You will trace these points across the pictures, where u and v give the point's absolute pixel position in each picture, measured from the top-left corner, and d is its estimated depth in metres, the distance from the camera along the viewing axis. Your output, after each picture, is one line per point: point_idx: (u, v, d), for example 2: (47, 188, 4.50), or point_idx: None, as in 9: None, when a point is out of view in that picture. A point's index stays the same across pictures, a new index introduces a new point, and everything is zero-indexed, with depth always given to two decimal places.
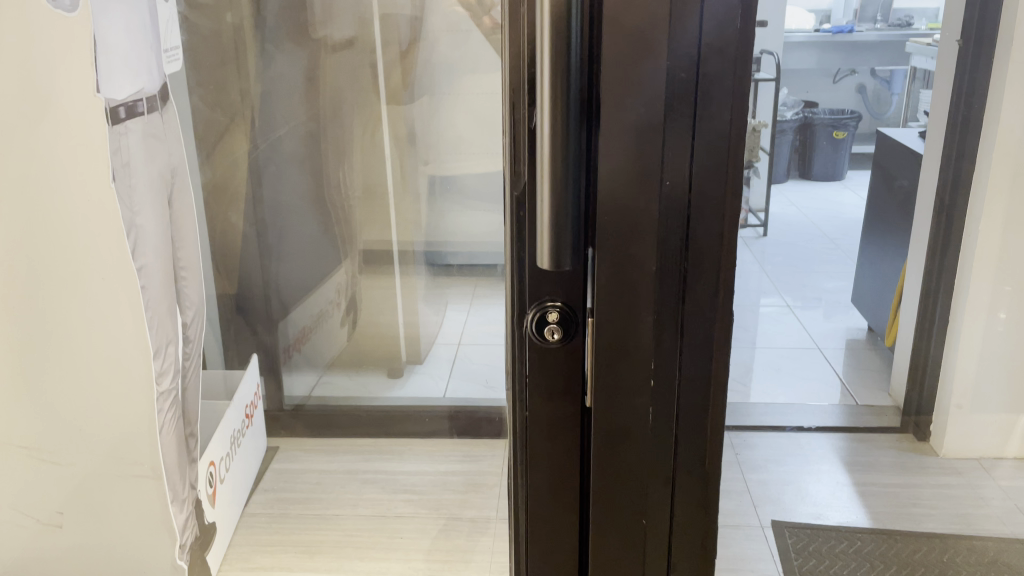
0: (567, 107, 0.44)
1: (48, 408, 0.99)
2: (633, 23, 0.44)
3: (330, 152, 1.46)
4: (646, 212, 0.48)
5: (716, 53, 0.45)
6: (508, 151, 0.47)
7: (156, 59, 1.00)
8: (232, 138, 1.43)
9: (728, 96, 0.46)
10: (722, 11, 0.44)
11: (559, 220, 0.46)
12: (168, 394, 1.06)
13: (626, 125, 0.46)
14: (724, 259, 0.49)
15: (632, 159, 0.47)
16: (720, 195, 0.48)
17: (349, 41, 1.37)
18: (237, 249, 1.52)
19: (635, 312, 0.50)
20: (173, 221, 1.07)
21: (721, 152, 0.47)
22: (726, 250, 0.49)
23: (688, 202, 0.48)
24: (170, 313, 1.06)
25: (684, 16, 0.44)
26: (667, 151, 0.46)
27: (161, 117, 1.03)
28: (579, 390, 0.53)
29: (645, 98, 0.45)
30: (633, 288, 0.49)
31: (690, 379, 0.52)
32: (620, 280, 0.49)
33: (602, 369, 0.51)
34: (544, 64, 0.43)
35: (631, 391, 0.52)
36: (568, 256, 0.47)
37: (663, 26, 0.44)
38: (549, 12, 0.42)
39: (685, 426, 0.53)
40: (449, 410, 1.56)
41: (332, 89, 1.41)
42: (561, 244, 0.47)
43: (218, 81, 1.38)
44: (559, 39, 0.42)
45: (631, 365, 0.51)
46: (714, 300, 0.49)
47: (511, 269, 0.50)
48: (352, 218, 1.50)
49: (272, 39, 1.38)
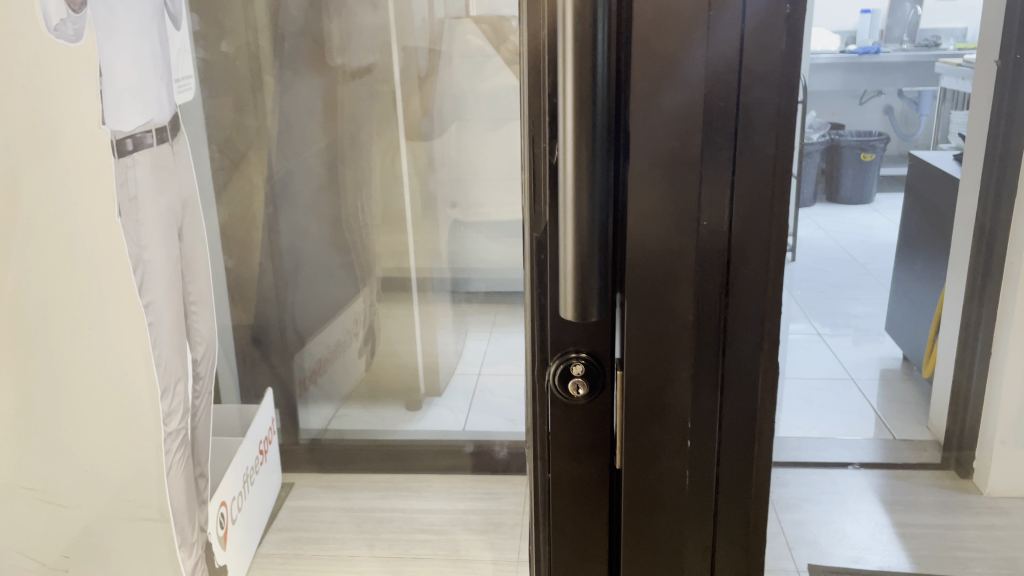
0: (593, 139, 0.39)
1: (61, 444, 0.93)
2: (666, 47, 0.39)
3: (348, 179, 1.42)
4: (682, 258, 0.42)
5: (762, 80, 0.40)
6: (529, 187, 0.44)
7: (165, 92, 0.99)
8: (248, 168, 1.40)
9: (772, 127, 0.40)
10: (766, 33, 0.39)
11: (585, 263, 0.41)
12: (178, 434, 1.03)
13: (659, 160, 0.41)
14: (770, 308, 0.43)
15: (665, 198, 0.41)
16: (765, 237, 0.42)
17: (369, 68, 1.35)
18: (251, 281, 1.48)
19: (671, 367, 0.44)
20: (184, 253, 1.04)
21: (766, 189, 0.41)
22: (774, 301, 0.43)
23: (731, 245, 0.42)
24: (179, 349, 1.03)
25: (724, 40, 0.39)
26: (706, 189, 0.41)
27: (172, 149, 1.00)
28: (606, 452, 0.47)
29: (680, 130, 0.40)
30: (668, 339, 0.44)
31: (735, 446, 0.45)
32: (654, 330, 0.44)
33: (633, 432, 0.46)
34: (566, 92, 0.38)
35: (664, 452, 0.46)
36: (595, 305, 0.42)
37: (699, 53, 0.39)
38: (572, 36, 0.38)
39: (726, 493, 0.47)
40: (467, 444, 1.52)
41: (349, 114, 1.38)
42: (587, 292, 0.41)
43: (234, 116, 1.37)
44: (581, 65, 0.38)
45: (666, 429, 0.45)
46: (758, 355, 0.44)
47: (531, 315, 0.45)
48: (369, 246, 1.47)
49: (291, 65, 1.36)
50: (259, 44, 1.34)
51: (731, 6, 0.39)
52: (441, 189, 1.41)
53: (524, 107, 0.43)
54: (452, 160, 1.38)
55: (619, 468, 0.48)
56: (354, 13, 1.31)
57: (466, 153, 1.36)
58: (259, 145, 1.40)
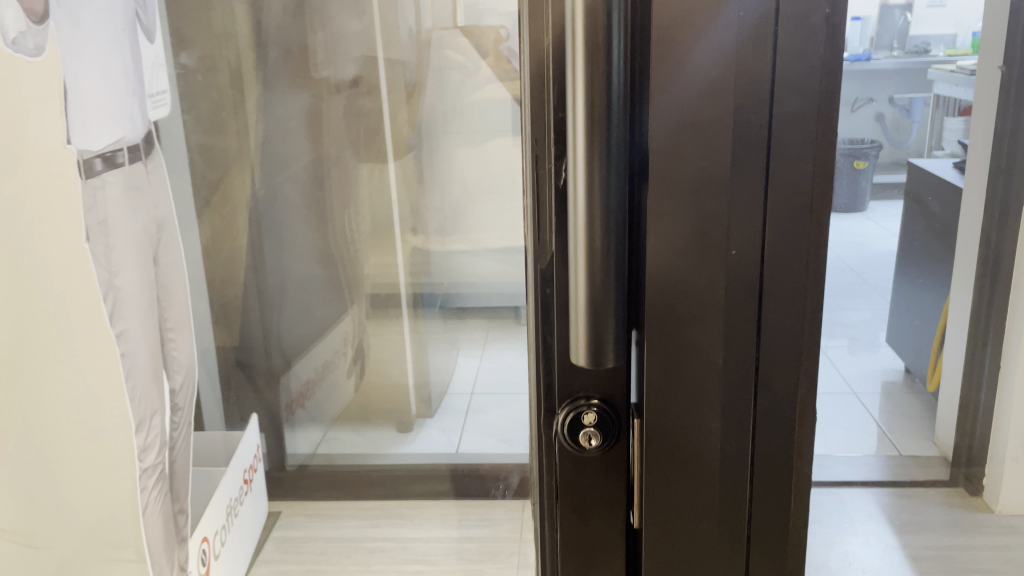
0: (607, 160, 0.34)
1: (42, 463, 0.85)
2: (689, 55, 0.35)
3: (336, 196, 1.37)
4: (706, 294, 0.37)
5: (799, 89, 0.35)
6: (533, 212, 0.39)
7: (137, 108, 0.94)
8: (231, 184, 1.35)
9: (809, 142, 0.35)
10: (803, 36, 0.34)
11: (599, 300, 0.36)
12: (152, 471, 0.96)
13: (680, 184, 0.36)
14: (806, 346, 0.38)
15: (688, 226, 0.37)
16: (801, 266, 0.37)
17: (354, 81, 1.29)
18: (235, 302, 1.42)
19: (696, 414, 0.39)
20: (160, 279, 0.99)
21: (803, 214, 0.36)
22: (811, 340, 0.38)
23: (763, 279, 0.37)
24: (155, 379, 0.97)
25: (756, 44, 0.34)
26: (735, 215, 0.36)
27: (145, 168, 0.95)
28: (622, 508, 0.42)
29: (705, 148, 0.36)
30: (693, 382, 0.39)
31: (769, 503, 0.40)
32: (677, 373, 0.39)
33: (653, 486, 0.41)
34: (578, 107, 0.34)
35: (689, 510, 0.41)
36: (611, 348, 0.37)
37: (729, 61, 0.35)
38: (583, 43, 0.33)
39: (759, 552, 0.41)
40: (449, 470, 1.47)
41: (334, 128, 1.33)
42: (601, 333, 0.37)
43: (216, 132, 1.32)
44: (593, 75, 0.33)
45: (690, 484, 0.40)
46: (794, 399, 0.39)
47: (537, 357, 0.40)
48: (358, 261, 1.41)
49: (273, 78, 1.30)
50: (240, 56, 1.28)
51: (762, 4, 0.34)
52: (431, 205, 1.36)
53: (527, 123, 0.38)
54: (442, 175, 1.33)
55: (636, 526, 0.43)
56: (337, 23, 1.26)
57: (457, 166, 1.32)
58: (242, 160, 1.34)
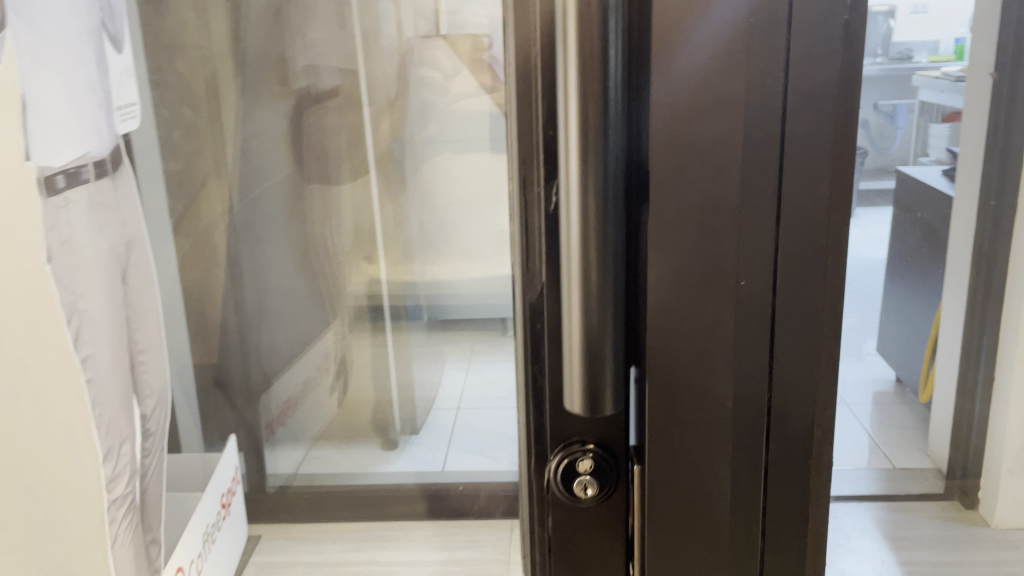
0: (606, 188, 0.31)
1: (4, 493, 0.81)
2: (694, 64, 0.31)
3: (316, 208, 1.34)
4: (713, 330, 0.34)
5: (815, 106, 0.32)
6: (522, 240, 0.36)
7: (104, 122, 0.90)
8: (207, 197, 1.31)
9: (825, 161, 0.32)
10: (817, 49, 0.31)
11: (594, 341, 0.33)
12: (123, 500, 0.92)
13: (683, 211, 0.33)
14: (820, 381, 0.35)
15: (695, 258, 0.33)
16: (816, 297, 0.34)
17: (333, 91, 1.26)
18: (214, 319, 1.37)
19: (702, 460, 0.36)
20: (129, 300, 0.94)
21: (818, 240, 0.33)
22: (823, 375, 0.35)
23: (774, 313, 0.34)
24: (125, 405, 0.92)
25: (767, 56, 0.31)
26: (743, 245, 0.33)
27: (114, 184, 0.91)
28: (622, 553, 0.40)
29: (712, 169, 0.32)
30: (699, 425, 0.35)
31: (781, 548, 0.38)
32: (681, 416, 0.35)
33: (659, 536, 0.37)
34: (570, 129, 0.31)
35: (696, 563, 0.38)
36: (609, 395, 0.34)
37: (737, 73, 0.31)
38: (575, 59, 0.30)
39: None
40: (420, 489, 1.44)
41: (314, 138, 1.29)
42: (598, 375, 0.34)
43: (191, 143, 1.26)
44: (587, 93, 0.30)
45: (696, 534, 0.37)
46: (808, 439, 0.36)
47: (526, 398, 0.37)
48: (339, 272, 1.37)
49: (251, 88, 1.26)
50: (217, 66, 1.24)
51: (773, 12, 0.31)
52: (413, 215, 1.32)
53: (513, 142, 0.35)
54: (426, 186, 1.29)
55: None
56: (318, 31, 1.22)
57: (440, 173, 1.28)
58: (219, 172, 1.30)
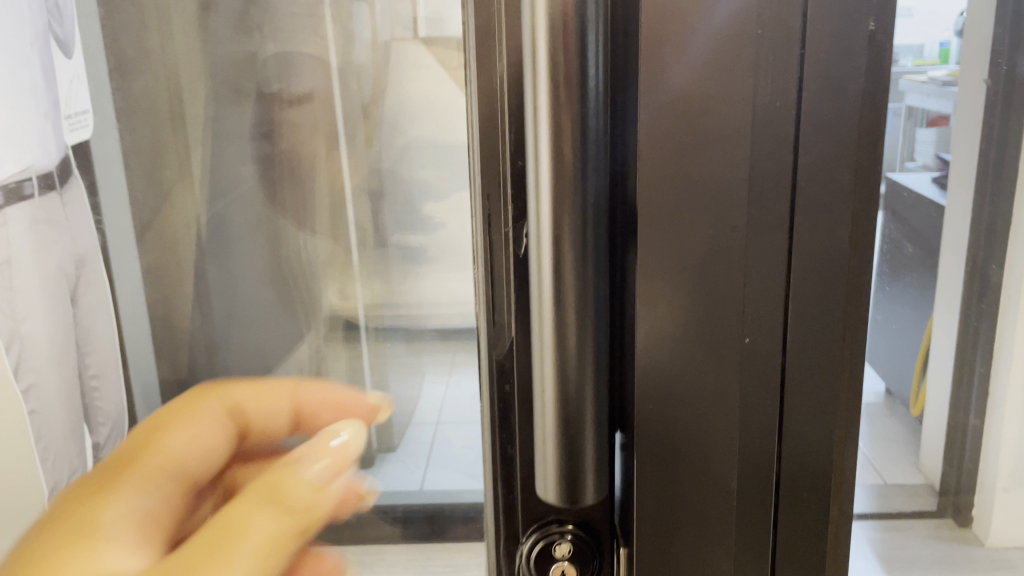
0: (583, 219, 0.41)
1: None
2: (708, 110, 0.42)
3: (290, 215, 1.16)
4: (729, 324, 0.45)
5: (817, 136, 0.42)
6: (489, 285, 0.50)
7: (50, 131, 0.84)
8: (171, 204, 1.17)
9: (823, 183, 0.43)
10: (837, 69, 0.41)
11: (583, 342, 0.42)
12: None
13: (703, 233, 0.44)
14: (838, 351, 0.46)
15: (711, 270, 0.44)
16: (837, 288, 0.45)
17: (305, 95, 1.08)
18: (180, 335, 1.23)
19: (711, 444, 0.47)
20: (78, 321, 0.88)
21: (830, 248, 0.44)
22: (838, 349, 0.46)
23: (785, 304, 0.45)
24: (74, 433, 0.86)
25: (770, 102, 0.42)
26: (751, 258, 0.44)
27: (60, 199, 0.85)
28: (614, 523, 0.53)
29: (723, 204, 0.43)
30: (708, 409, 0.47)
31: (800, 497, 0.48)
32: (689, 405, 0.46)
33: (682, 486, 0.48)
34: (543, 164, 0.40)
35: (707, 532, 0.49)
36: (587, 427, 0.44)
37: (737, 120, 0.42)
38: (547, 73, 0.38)
39: (792, 543, 0.50)
40: (396, 513, 1.16)
41: (291, 139, 1.11)
42: (587, 358, 0.43)
43: (153, 144, 1.14)
44: (556, 139, 0.39)
45: (718, 483, 0.48)
46: (822, 404, 0.47)
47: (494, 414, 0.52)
48: (315, 282, 1.18)
49: (219, 86, 1.10)
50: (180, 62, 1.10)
51: (764, 73, 0.41)
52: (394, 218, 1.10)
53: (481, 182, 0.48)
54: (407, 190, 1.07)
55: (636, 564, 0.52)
56: (289, 28, 1.05)
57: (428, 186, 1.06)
58: (186, 182, 1.16)
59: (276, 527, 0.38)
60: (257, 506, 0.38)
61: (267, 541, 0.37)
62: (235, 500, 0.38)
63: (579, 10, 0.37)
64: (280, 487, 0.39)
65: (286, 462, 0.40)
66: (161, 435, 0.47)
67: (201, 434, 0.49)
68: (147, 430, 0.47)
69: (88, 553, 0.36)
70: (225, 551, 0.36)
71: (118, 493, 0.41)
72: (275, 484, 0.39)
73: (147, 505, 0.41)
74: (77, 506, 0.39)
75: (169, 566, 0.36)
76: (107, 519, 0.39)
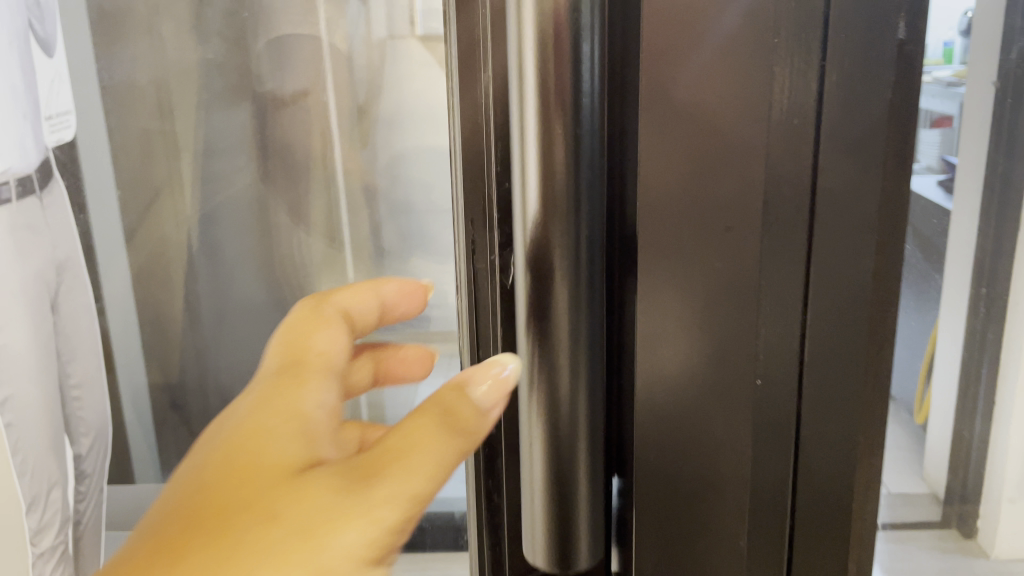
0: (578, 252, 0.35)
1: None
2: (724, 124, 0.34)
3: (283, 217, 1.06)
4: (740, 393, 0.38)
5: (842, 166, 0.34)
6: (473, 304, 0.52)
7: (30, 134, 0.81)
8: (159, 213, 1.07)
9: (862, 214, 0.35)
10: (864, 84, 0.33)
11: (573, 394, 0.37)
12: (53, 552, 0.85)
13: (699, 282, 0.37)
14: (859, 418, 0.39)
15: (713, 327, 0.37)
16: (861, 344, 0.37)
17: (300, 93, 1.00)
18: (173, 349, 1.13)
19: (718, 524, 0.40)
20: (58, 329, 0.85)
21: (860, 291, 0.36)
22: (856, 420, 0.39)
23: (801, 371, 0.37)
24: (54, 446, 0.84)
25: (787, 118, 0.34)
26: (766, 312, 0.36)
27: (41, 203, 0.82)
28: (614, 572, 0.48)
29: (733, 241, 0.35)
30: (715, 484, 0.39)
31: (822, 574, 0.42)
32: (694, 476, 0.40)
33: (677, 563, 0.42)
34: (529, 184, 0.35)
35: None
36: (581, 482, 0.39)
37: (757, 135, 0.33)
38: (537, 81, 0.33)
39: None
40: None
41: (283, 140, 1.03)
42: (572, 412, 0.37)
43: (142, 144, 1.04)
44: (547, 157, 0.34)
45: (714, 569, 0.41)
46: (843, 480, 0.40)
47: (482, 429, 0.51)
48: (308, 283, 1.09)
49: (208, 83, 1.01)
50: (167, 58, 1.00)
51: (780, 91, 0.33)
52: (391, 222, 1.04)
53: (469, 207, 0.51)
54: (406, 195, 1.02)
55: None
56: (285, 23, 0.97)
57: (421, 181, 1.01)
58: (174, 186, 1.07)
59: (443, 448, 0.29)
60: (441, 429, 0.30)
61: (445, 466, 0.29)
62: (417, 414, 0.30)
63: (573, 13, 0.32)
64: (459, 414, 0.30)
65: (460, 379, 0.32)
66: (309, 344, 0.36)
67: (339, 347, 0.37)
68: (292, 336, 0.36)
69: (270, 443, 0.29)
70: (408, 478, 0.28)
71: (291, 395, 0.32)
72: (451, 406, 0.31)
73: (327, 413, 0.32)
74: (251, 412, 0.31)
75: (359, 464, 0.29)
76: (285, 422, 0.30)
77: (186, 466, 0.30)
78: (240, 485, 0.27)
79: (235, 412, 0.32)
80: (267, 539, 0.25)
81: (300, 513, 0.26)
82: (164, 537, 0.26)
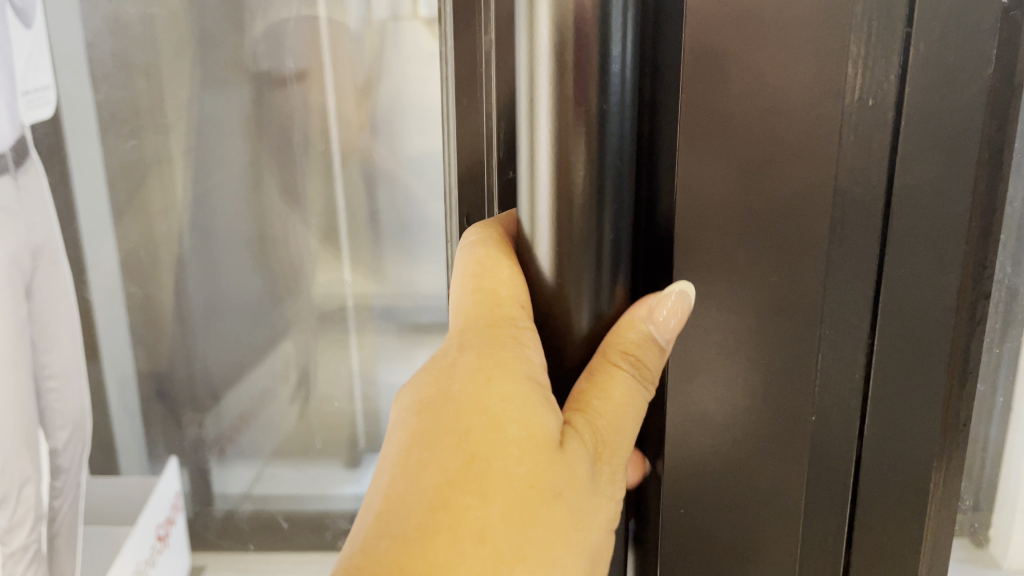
0: (599, 242, 0.40)
1: None
2: (788, 90, 0.38)
3: (278, 206, 0.99)
4: (798, 397, 0.43)
5: (927, 153, 0.39)
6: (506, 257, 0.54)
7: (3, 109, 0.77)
8: (148, 191, 1.01)
9: (933, 179, 0.39)
10: (944, 64, 0.38)
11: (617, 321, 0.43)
12: (24, 551, 0.81)
13: (760, 281, 0.41)
14: (934, 368, 0.43)
15: (766, 334, 0.42)
16: (926, 296, 0.41)
17: (297, 76, 0.93)
18: (162, 332, 1.07)
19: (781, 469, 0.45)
20: (33, 318, 0.80)
21: (925, 252, 0.41)
22: (931, 406, 0.44)
23: (866, 372, 0.43)
24: (28, 440, 0.79)
25: (858, 95, 0.38)
26: (828, 319, 0.42)
27: (14, 182, 0.78)
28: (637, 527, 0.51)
29: (789, 195, 0.40)
30: (788, 432, 0.44)
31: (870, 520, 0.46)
32: (771, 430, 0.44)
33: (713, 555, 0.47)
34: (543, 142, 0.39)
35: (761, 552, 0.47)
36: None
37: (818, 106, 0.38)
38: (552, 50, 0.37)
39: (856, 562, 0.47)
40: None
41: (278, 123, 0.95)
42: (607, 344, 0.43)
43: (129, 116, 0.98)
44: (562, 131, 0.38)
45: (772, 546, 0.46)
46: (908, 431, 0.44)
47: None
48: (303, 271, 1.02)
49: (201, 58, 0.94)
50: (156, 26, 0.94)
51: (844, 91, 0.38)
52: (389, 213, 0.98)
53: None
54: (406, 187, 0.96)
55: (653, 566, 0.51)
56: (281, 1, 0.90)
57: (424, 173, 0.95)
58: (164, 166, 1.00)
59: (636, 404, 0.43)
60: (631, 382, 0.42)
61: (640, 410, 0.43)
62: (606, 367, 0.42)
63: None
64: (640, 357, 0.42)
65: (640, 317, 0.41)
66: (513, 301, 0.45)
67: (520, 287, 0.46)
68: (488, 285, 0.45)
69: (531, 414, 0.41)
70: (621, 439, 0.43)
71: (524, 359, 0.43)
72: (634, 354, 0.42)
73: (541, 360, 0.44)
74: (496, 380, 0.42)
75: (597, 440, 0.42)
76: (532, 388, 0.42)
77: (464, 416, 0.42)
78: (526, 458, 0.40)
79: (478, 374, 0.43)
80: (559, 511, 0.40)
81: (567, 481, 0.41)
82: (478, 491, 0.40)
